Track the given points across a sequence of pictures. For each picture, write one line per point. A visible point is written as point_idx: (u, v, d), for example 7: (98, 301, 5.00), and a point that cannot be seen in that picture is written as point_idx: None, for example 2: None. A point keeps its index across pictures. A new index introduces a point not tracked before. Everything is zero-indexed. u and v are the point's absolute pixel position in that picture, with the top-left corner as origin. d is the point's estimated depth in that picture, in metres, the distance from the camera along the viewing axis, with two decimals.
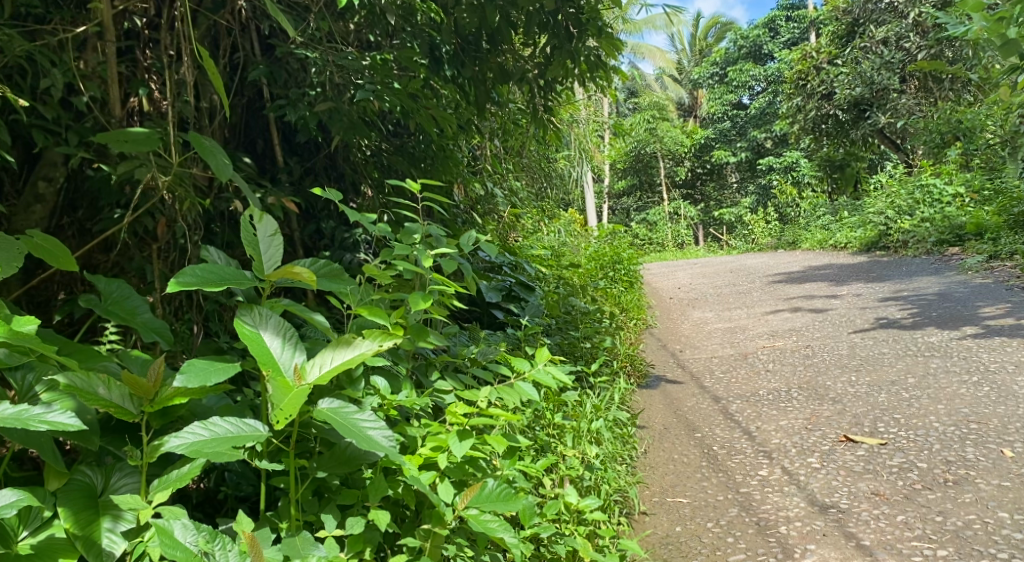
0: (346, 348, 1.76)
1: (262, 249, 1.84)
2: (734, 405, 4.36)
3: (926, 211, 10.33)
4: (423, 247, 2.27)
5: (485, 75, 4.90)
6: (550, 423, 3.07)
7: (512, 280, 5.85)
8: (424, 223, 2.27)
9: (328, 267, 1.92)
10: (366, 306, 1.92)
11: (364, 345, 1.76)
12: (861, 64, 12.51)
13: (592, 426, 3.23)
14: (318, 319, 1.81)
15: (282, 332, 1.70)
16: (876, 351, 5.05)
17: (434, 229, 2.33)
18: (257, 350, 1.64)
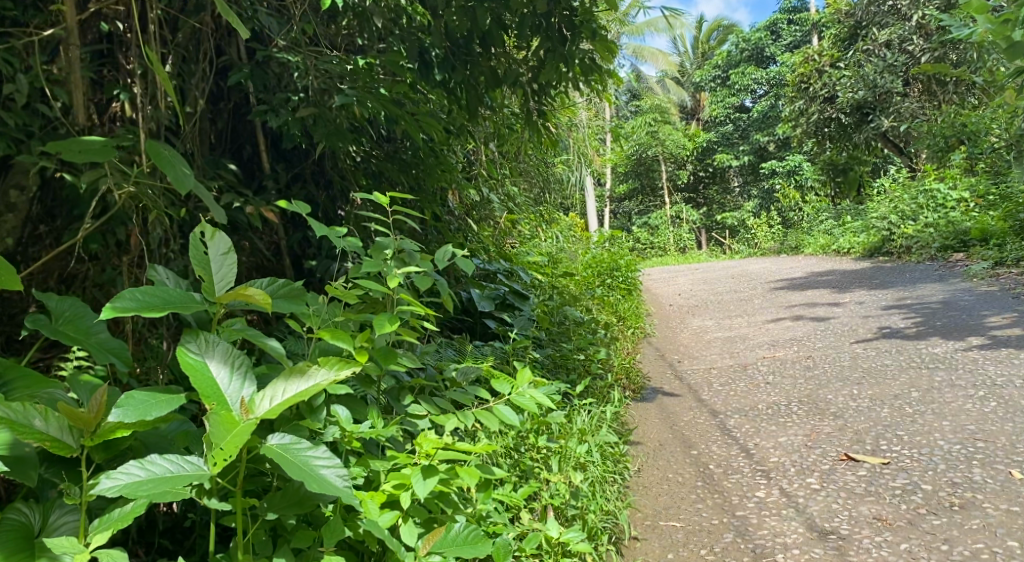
0: (300, 377, 1.71)
1: (214, 268, 1.87)
2: (731, 420, 4.23)
3: (930, 216, 10.18)
4: (394, 264, 2.14)
5: (478, 79, 4.75)
6: (534, 446, 2.99)
7: (505, 289, 5.72)
8: (395, 239, 2.15)
9: (287, 287, 1.86)
10: (327, 329, 1.83)
11: (318, 375, 1.70)
12: (864, 67, 12.36)
13: (582, 446, 3.10)
14: (271, 345, 1.84)
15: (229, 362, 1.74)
16: (878, 363, 4.91)
17: (406, 244, 2.21)
18: (198, 385, 1.66)
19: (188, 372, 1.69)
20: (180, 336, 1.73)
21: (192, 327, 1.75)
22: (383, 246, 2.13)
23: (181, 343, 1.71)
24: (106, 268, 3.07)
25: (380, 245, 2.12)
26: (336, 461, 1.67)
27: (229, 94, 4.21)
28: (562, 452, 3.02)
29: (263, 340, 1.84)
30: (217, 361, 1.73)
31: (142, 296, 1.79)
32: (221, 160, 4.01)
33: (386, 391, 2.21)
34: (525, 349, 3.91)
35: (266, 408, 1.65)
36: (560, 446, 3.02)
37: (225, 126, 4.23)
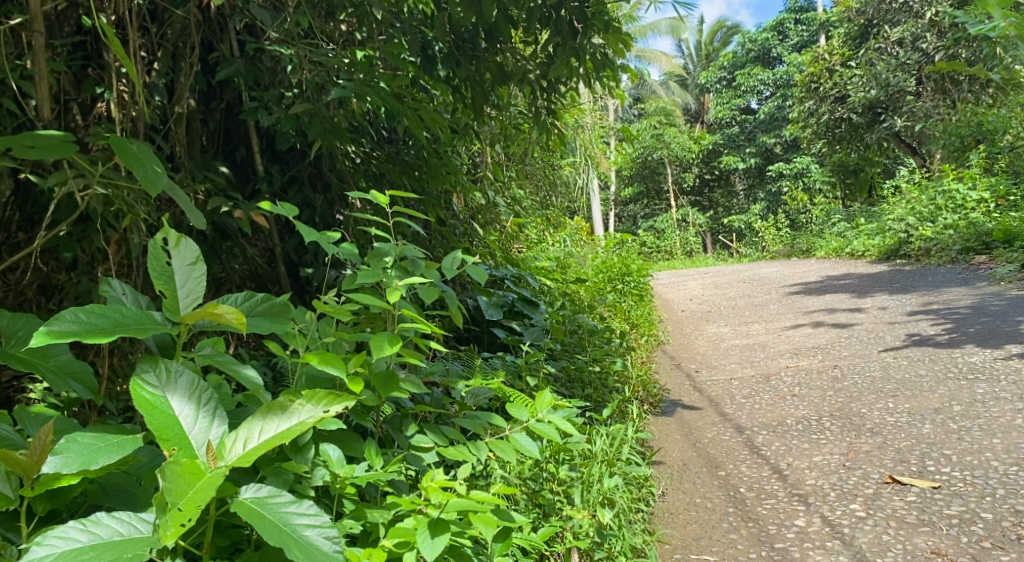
0: (282, 415, 1.54)
1: (179, 283, 1.63)
2: (759, 436, 3.95)
3: (948, 217, 9.88)
4: (395, 274, 1.85)
5: (484, 75, 4.46)
6: (553, 477, 2.72)
7: (514, 295, 5.46)
8: (400, 243, 1.86)
9: (267, 304, 1.62)
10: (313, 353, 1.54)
11: (302, 413, 1.54)
12: (876, 65, 12.04)
13: (607, 474, 2.83)
14: (248, 374, 1.65)
15: (192, 398, 1.56)
16: (912, 373, 4.62)
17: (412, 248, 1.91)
18: (155, 425, 1.49)
19: (145, 409, 1.51)
20: (136, 365, 1.55)
21: (151, 355, 1.57)
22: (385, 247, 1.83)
23: (137, 374, 1.53)
24: (81, 281, 2.81)
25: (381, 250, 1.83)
26: (321, 518, 1.46)
27: (220, 93, 3.94)
28: (584, 480, 2.74)
29: (237, 366, 1.63)
30: (180, 397, 1.55)
31: (91, 316, 1.56)
32: (211, 163, 3.74)
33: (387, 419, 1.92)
34: (539, 361, 3.64)
35: (238, 454, 1.48)
36: (583, 475, 2.75)
37: (216, 126, 3.96)
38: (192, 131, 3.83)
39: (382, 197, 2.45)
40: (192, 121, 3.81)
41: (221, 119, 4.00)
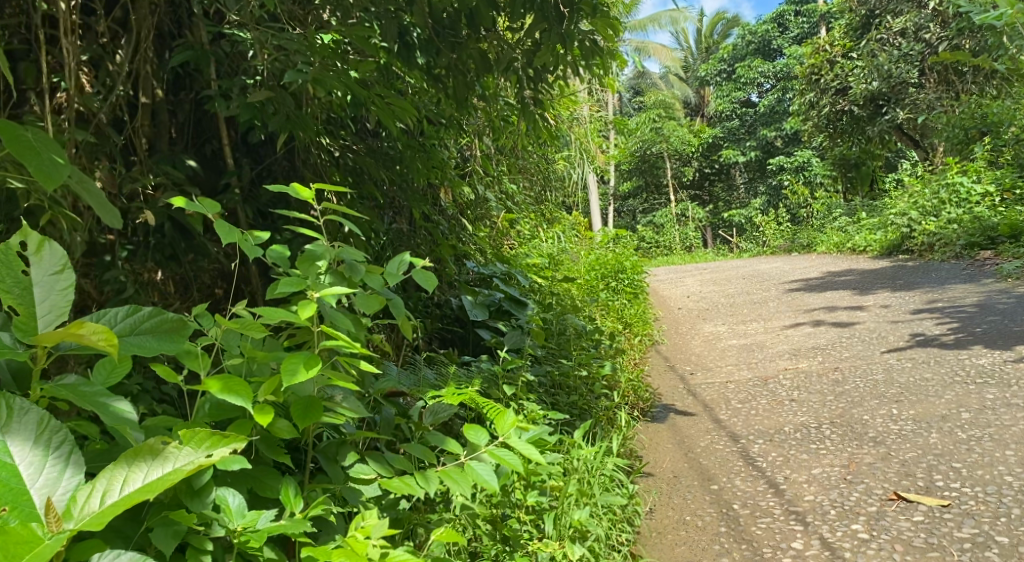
0: (152, 462, 1.45)
1: (42, 299, 1.54)
2: (755, 446, 3.72)
3: (953, 211, 9.63)
4: (327, 282, 1.72)
5: (466, 64, 4.21)
6: (521, 504, 2.51)
7: (501, 294, 5.26)
8: (332, 248, 1.71)
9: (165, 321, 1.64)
10: (219, 379, 1.56)
11: (177, 462, 1.45)
12: (878, 56, 11.76)
13: (582, 503, 2.63)
14: (123, 409, 1.58)
15: (37, 440, 1.43)
16: (917, 377, 4.37)
17: (349, 251, 1.76)
18: None
19: None
20: None
21: None
22: (314, 252, 1.69)
23: None
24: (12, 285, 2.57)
25: (311, 256, 1.69)
26: None
27: (189, 82, 3.65)
28: (557, 507, 2.55)
29: (105, 402, 1.56)
30: (23, 440, 1.42)
31: None
32: (174, 156, 3.51)
33: (321, 449, 1.82)
34: (518, 368, 3.41)
35: (96, 511, 1.38)
36: (555, 504, 2.55)
37: (186, 118, 3.65)
38: (158, 123, 3.55)
39: (305, 193, 2.26)
40: (158, 112, 3.52)
41: (192, 109, 3.67)
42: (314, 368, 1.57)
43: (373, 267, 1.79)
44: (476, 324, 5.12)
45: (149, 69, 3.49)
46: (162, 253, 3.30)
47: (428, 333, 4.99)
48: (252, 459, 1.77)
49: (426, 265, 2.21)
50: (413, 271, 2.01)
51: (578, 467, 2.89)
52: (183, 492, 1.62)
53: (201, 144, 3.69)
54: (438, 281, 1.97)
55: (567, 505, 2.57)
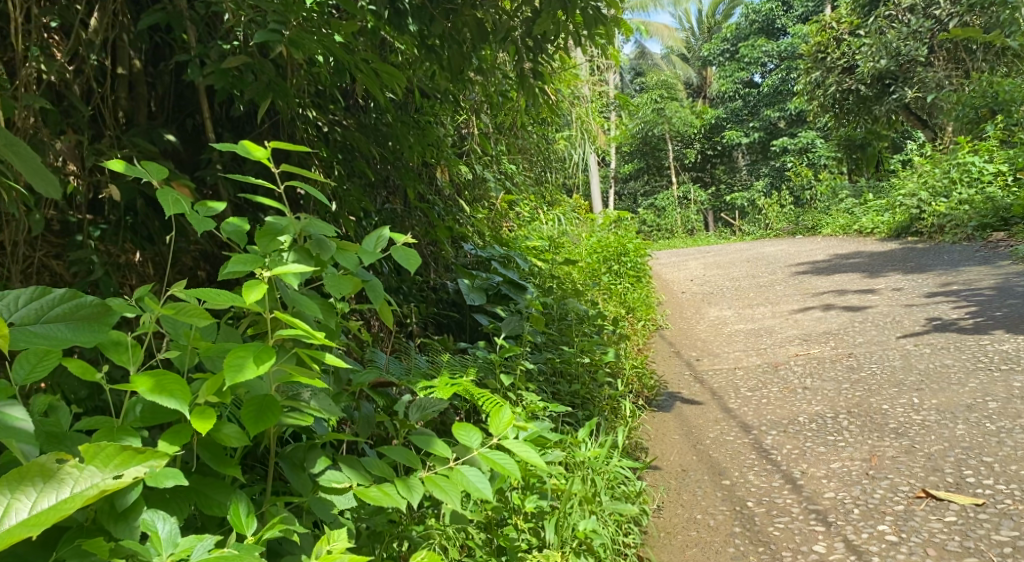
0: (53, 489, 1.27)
1: None
2: (768, 437, 3.51)
3: (964, 192, 9.42)
4: (290, 257, 1.63)
5: (461, 32, 3.98)
6: (518, 513, 2.34)
7: (500, 278, 5.06)
8: (296, 224, 1.61)
9: (90, 308, 1.51)
10: (146, 381, 1.46)
11: (79, 488, 1.28)
12: (886, 33, 11.46)
13: (586, 512, 2.44)
14: (12, 415, 1.40)
15: None
16: (937, 363, 4.16)
17: (314, 227, 1.66)
18: None
19: None
20: None
21: None
22: (276, 228, 1.60)
23: None
24: None
25: (271, 232, 1.59)
26: None
27: (169, 51, 3.40)
28: (558, 515, 2.37)
29: None
30: None
31: None
32: (152, 131, 3.27)
33: (285, 455, 1.64)
34: (517, 356, 3.20)
35: None
36: (557, 511, 2.37)
37: (165, 90, 3.41)
38: (136, 95, 3.30)
39: (258, 153, 2.12)
40: (136, 84, 3.27)
41: (172, 82, 3.41)
42: (264, 364, 1.44)
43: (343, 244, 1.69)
44: (473, 308, 4.91)
45: (125, 37, 3.24)
46: (137, 234, 3.06)
47: (423, 319, 4.77)
48: (192, 472, 1.60)
49: (408, 243, 2.01)
50: (395, 247, 1.89)
51: (582, 464, 2.69)
52: (105, 512, 1.45)
53: (181, 119, 3.43)
54: (422, 262, 1.84)
55: (570, 511, 2.39)
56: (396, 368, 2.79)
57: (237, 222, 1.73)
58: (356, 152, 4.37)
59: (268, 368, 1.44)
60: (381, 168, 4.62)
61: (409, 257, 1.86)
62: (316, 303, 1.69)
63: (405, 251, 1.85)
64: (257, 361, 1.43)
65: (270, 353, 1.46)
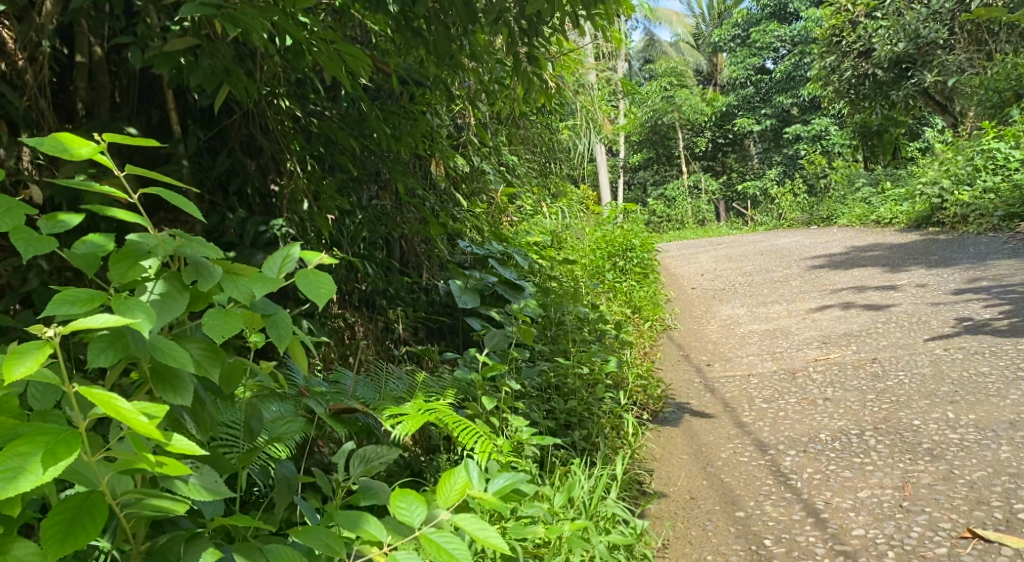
0: None
1: None
2: (787, 458, 3.16)
3: (988, 179, 9.04)
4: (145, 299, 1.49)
5: (446, 13, 3.63)
6: None
7: (494, 279, 4.73)
8: (162, 246, 1.53)
9: None
10: None
11: None
12: (905, 15, 11.02)
13: None
14: None
15: None
16: (972, 372, 3.79)
17: (190, 250, 1.56)
18: None
19: None
20: None
21: None
22: (137, 250, 1.52)
23: None
24: None
25: (130, 257, 1.51)
26: None
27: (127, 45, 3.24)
28: None
29: None
30: None
31: None
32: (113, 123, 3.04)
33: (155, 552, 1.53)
34: (502, 374, 2.87)
35: None
36: None
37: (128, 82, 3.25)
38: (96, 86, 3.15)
39: (80, 150, 1.61)
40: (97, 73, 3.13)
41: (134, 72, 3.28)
42: (54, 464, 1.26)
43: (231, 271, 1.58)
44: (465, 312, 4.58)
45: (83, 23, 3.00)
46: None
47: (411, 323, 4.43)
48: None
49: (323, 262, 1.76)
50: (307, 270, 1.69)
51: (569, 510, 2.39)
52: None
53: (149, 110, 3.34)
54: (336, 289, 1.65)
55: None
56: (361, 385, 2.52)
57: (97, 240, 1.55)
58: (336, 146, 4.04)
59: (60, 467, 1.26)
60: (366, 163, 4.29)
61: (318, 284, 1.68)
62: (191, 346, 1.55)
63: (314, 278, 1.68)
64: (42, 464, 1.25)
65: (69, 448, 1.28)
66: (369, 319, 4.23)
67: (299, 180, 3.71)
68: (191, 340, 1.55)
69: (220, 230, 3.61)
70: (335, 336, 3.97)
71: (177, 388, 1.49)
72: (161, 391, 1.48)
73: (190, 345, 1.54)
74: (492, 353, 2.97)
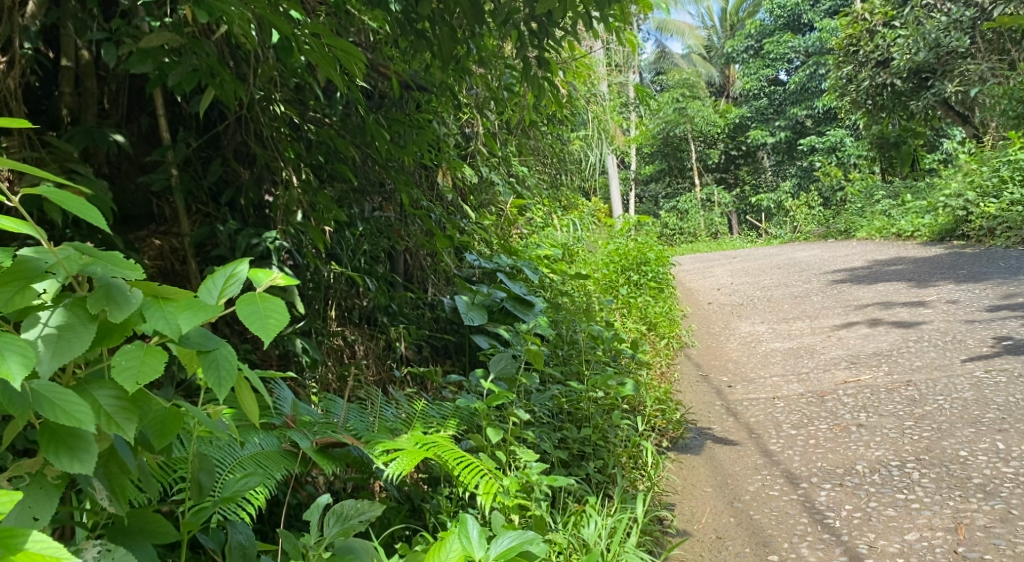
0: None
1: None
2: (823, 492, 2.88)
3: (1015, 192, 8.77)
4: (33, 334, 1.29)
5: (452, 10, 3.39)
6: None
7: (503, 294, 4.48)
8: (62, 268, 1.30)
9: None
10: None
11: None
12: (924, 24, 10.76)
13: None
14: None
15: None
16: (1019, 397, 3.52)
17: (100, 271, 1.34)
18: None
19: None
20: None
21: None
22: (30, 271, 1.28)
23: None
24: None
25: (22, 278, 1.28)
26: None
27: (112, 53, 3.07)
28: None
29: None
30: None
31: None
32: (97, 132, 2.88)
33: None
34: (510, 404, 2.62)
35: None
36: None
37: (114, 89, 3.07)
38: (83, 92, 2.98)
39: None
40: (83, 79, 2.96)
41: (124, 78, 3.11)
42: None
43: (154, 300, 1.35)
44: (472, 330, 4.33)
45: (66, 24, 2.80)
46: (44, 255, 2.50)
47: (414, 342, 4.17)
48: None
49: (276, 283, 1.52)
50: (255, 295, 1.47)
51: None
52: None
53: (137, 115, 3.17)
54: (285, 323, 1.43)
55: None
56: (355, 417, 2.27)
57: None
58: (336, 155, 3.80)
59: None
60: (368, 172, 4.05)
61: (267, 312, 1.45)
62: (101, 393, 1.35)
63: (262, 306, 1.45)
64: None
65: None
66: (370, 338, 3.98)
67: (292, 190, 3.39)
68: (104, 386, 1.35)
69: (208, 242, 3.37)
70: (333, 356, 3.72)
71: (78, 453, 1.29)
72: (54, 455, 1.28)
73: (102, 394, 1.34)
74: (499, 381, 2.72)
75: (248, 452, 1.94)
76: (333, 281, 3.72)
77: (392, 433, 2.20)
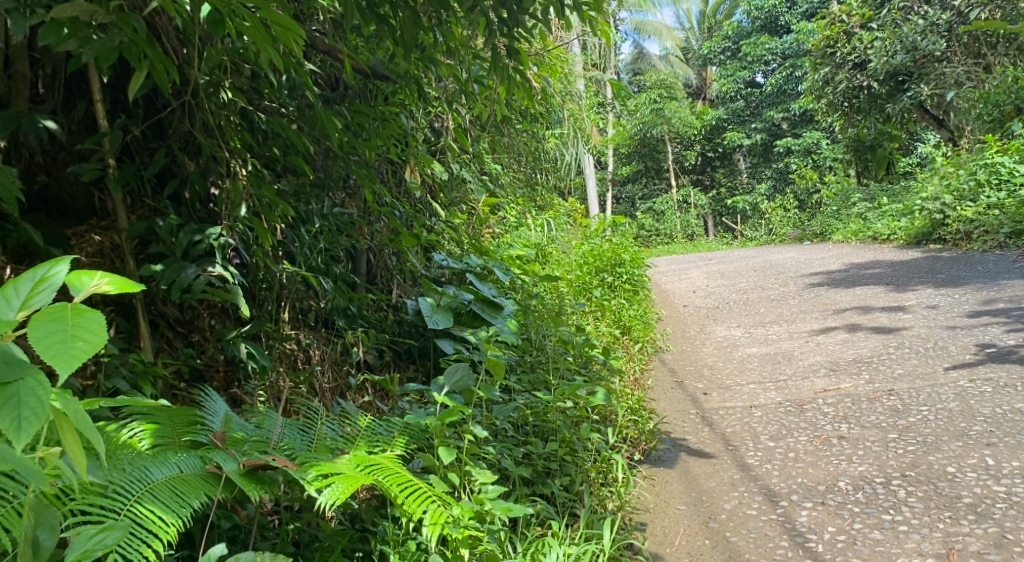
0: None
1: None
2: (804, 511, 2.70)
3: (992, 195, 8.69)
4: None
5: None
6: None
7: (472, 296, 4.26)
8: None
9: None
10: None
11: None
12: (902, 26, 10.64)
13: None
14: None
15: None
16: (1006, 408, 3.36)
17: None
18: None
19: None
20: None
21: None
22: None
23: None
24: None
25: None
26: None
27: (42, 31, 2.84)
28: None
29: None
30: None
31: None
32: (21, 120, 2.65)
33: None
34: (467, 420, 2.42)
35: None
36: None
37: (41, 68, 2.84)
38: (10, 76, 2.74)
39: None
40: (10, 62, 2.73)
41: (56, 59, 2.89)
42: None
43: None
44: (435, 334, 4.12)
45: None
46: None
47: (376, 347, 3.95)
48: None
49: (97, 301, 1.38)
50: (66, 312, 1.35)
51: None
52: None
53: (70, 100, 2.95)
54: (90, 349, 1.29)
55: None
56: (294, 437, 2.07)
57: None
58: (290, 148, 3.57)
59: None
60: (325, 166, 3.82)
61: (74, 336, 1.32)
62: None
63: (70, 327, 1.33)
64: None
65: None
66: (327, 342, 3.75)
67: (237, 183, 3.16)
68: None
69: (147, 239, 3.14)
70: (285, 361, 3.49)
71: None
72: None
73: None
74: (458, 397, 2.53)
75: (162, 477, 1.72)
76: (286, 282, 3.51)
77: (333, 452, 2.02)
